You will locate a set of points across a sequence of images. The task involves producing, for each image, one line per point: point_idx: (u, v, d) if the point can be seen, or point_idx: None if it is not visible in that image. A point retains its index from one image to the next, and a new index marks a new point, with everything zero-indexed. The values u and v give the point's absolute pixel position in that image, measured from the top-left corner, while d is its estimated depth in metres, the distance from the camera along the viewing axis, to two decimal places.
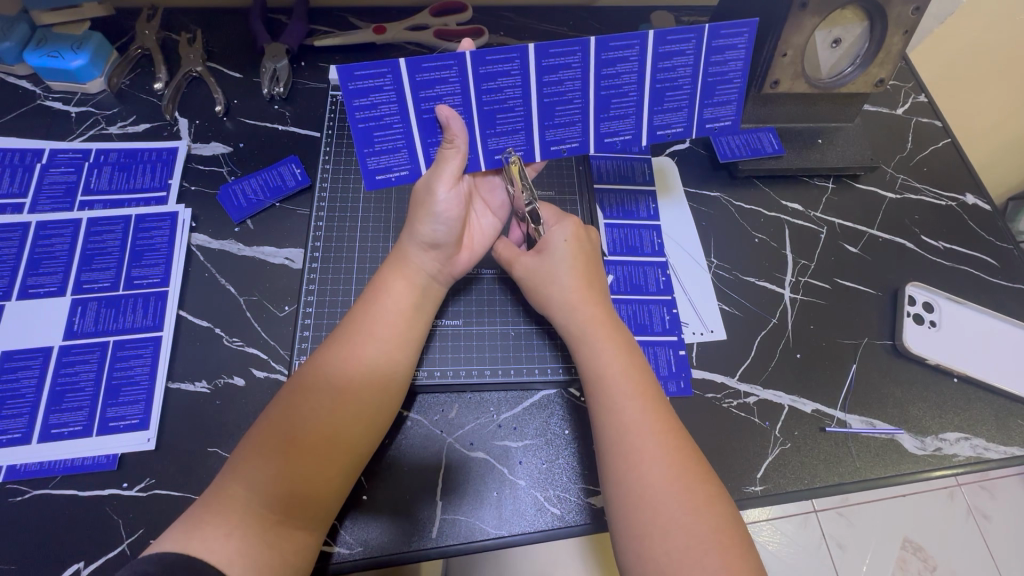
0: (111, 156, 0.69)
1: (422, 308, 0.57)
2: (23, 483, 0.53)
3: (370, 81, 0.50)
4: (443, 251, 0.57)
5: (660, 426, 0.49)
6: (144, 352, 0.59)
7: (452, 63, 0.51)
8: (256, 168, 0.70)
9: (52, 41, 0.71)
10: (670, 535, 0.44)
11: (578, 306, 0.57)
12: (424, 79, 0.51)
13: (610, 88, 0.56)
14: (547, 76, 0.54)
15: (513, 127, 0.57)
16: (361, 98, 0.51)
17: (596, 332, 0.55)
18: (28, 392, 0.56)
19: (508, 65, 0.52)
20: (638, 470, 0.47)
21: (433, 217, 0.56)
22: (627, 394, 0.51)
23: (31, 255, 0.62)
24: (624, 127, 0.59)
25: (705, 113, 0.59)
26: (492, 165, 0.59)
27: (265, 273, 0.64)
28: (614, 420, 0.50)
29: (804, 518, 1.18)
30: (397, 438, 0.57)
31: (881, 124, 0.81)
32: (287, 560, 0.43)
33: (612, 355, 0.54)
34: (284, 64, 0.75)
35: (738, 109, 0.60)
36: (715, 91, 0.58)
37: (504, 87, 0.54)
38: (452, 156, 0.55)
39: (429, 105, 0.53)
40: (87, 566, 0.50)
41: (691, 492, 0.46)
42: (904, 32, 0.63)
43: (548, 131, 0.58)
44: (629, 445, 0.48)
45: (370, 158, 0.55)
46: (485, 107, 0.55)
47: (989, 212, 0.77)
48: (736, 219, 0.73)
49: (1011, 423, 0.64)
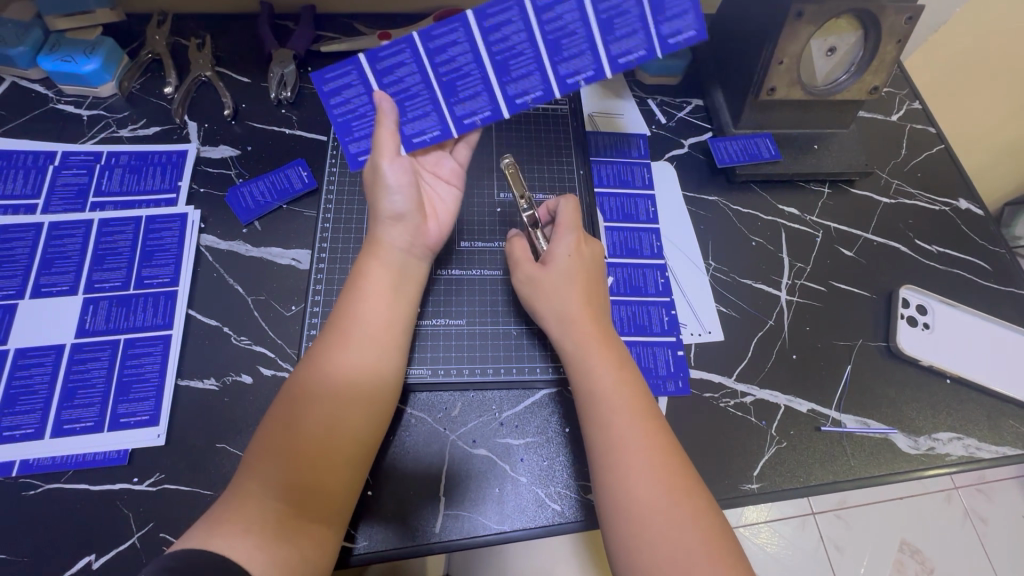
0: (122, 158, 0.70)
1: (404, 289, 0.58)
2: (36, 477, 0.54)
3: (340, 79, 0.59)
4: (409, 222, 0.59)
5: (651, 442, 0.50)
6: (154, 349, 0.60)
7: (404, 46, 0.57)
8: (264, 171, 0.72)
9: (65, 46, 0.72)
10: (658, 550, 0.45)
11: (578, 320, 0.58)
12: (384, 67, 0.58)
13: (555, 32, 0.56)
14: (491, 36, 0.57)
15: (476, 91, 0.60)
16: (336, 96, 0.60)
17: (590, 348, 0.56)
18: (41, 389, 0.57)
19: (453, 35, 0.56)
20: (628, 487, 0.48)
21: (388, 190, 0.57)
22: (617, 411, 0.52)
23: (44, 255, 0.64)
24: (583, 64, 0.58)
25: (662, 28, 0.56)
26: (411, 148, 0.62)
27: (272, 274, 0.66)
28: (606, 435, 0.51)
29: (802, 520, 1.19)
30: (401, 434, 0.59)
31: (876, 130, 0.83)
32: (305, 555, 0.44)
33: (604, 371, 0.55)
34: (291, 69, 0.77)
35: (699, 18, 0.55)
36: (665, 4, 0.55)
37: (457, 56, 0.58)
38: (385, 133, 0.58)
39: (395, 88, 0.59)
40: (98, 559, 0.51)
41: (681, 507, 0.47)
42: (897, 40, 0.65)
43: (507, 86, 0.60)
44: (621, 461, 0.49)
45: (353, 144, 0.62)
46: (444, 78, 0.59)
47: (982, 217, 0.78)
48: (734, 222, 0.75)
49: (1002, 423, 0.65)
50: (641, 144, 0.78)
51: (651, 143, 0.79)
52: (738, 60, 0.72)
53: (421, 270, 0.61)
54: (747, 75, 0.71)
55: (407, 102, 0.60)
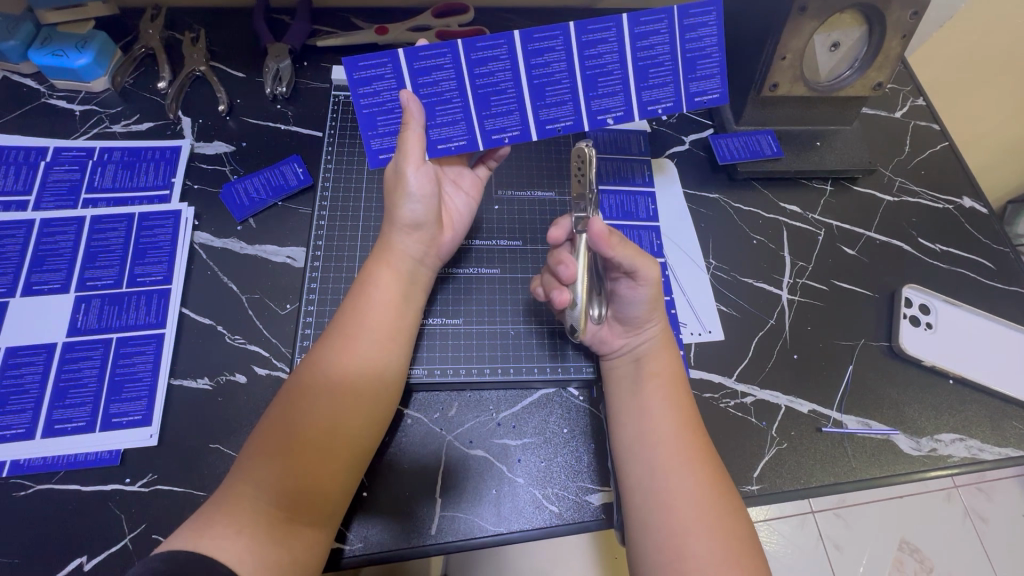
0: (115, 154, 0.69)
1: (410, 296, 0.57)
2: (27, 478, 0.54)
3: (372, 70, 0.54)
4: (426, 231, 0.59)
5: (696, 435, 0.51)
6: (147, 348, 0.59)
7: (447, 50, 0.54)
8: (259, 167, 0.71)
9: (57, 40, 0.71)
10: (700, 537, 0.46)
11: (650, 321, 0.57)
12: (422, 66, 0.55)
13: (594, 68, 0.57)
14: (534, 60, 0.56)
15: (508, 109, 0.58)
16: (364, 87, 0.55)
17: (651, 345, 0.57)
18: (31, 388, 0.57)
19: (497, 50, 0.55)
20: (672, 474, 0.49)
21: (408, 197, 0.57)
22: (667, 403, 0.53)
23: (35, 253, 0.63)
24: (614, 104, 0.60)
25: (691, 87, 0.60)
26: (437, 155, 0.59)
27: (266, 272, 0.65)
28: (655, 421, 0.52)
29: (802, 519, 1.18)
30: (396, 435, 0.58)
31: (879, 127, 0.82)
32: (296, 557, 0.44)
33: (660, 365, 0.56)
34: (287, 64, 0.76)
35: (722, 83, 0.60)
36: (696, 66, 0.59)
37: (496, 71, 0.56)
38: (412, 137, 0.56)
39: (428, 91, 0.56)
40: (89, 561, 0.51)
41: (715, 501, 0.47)
42: (902, 36, 0.64)
43: (541, 111, 0.59)
44: (668, 449, 0.50)
45: (375, 141, 0.57)
46: (479, 90, 0.57)
47: (986, 216, 0.77)
48: (734, 220, 0.74)
49: (1005, 425, 0.65)
50: (641, 141, 0.77)
51: (651, 139, 0.78)
52: (740, 56, 0.71)
53: (429, 278, 0.61)
54: (749, 71, 0.70)
55: (438, 107, 0.57)
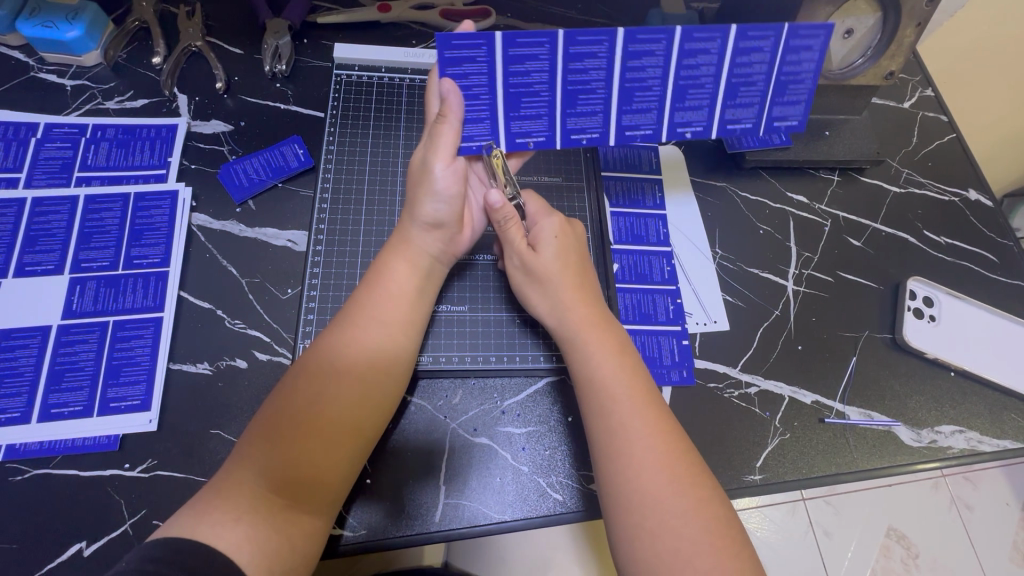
0: (109, 131, 0.67)
1: (425, 290, 0.57)
2: (23, 462, 0.53)
3: (464, 52, 0.52)
4: (446, 231, 0.57)
5: (654, 426, 0.49)
6: (145, 332, 0.58)
7: (546, 40, 0.52)
8: (258, 148, 0.69)
9: (44, 10, 0.68)
10: (661, 538, 0.44)
11: (572, 308, 0.56)
12: (516, 54, 0.53)
13: (688, 78, 0.57)
14: (632, 62, 0.55)
15: (593, 110, 0.58)
16: (455, 67, 0.52)
17: (589, 334, 0.55)
18: (27, 371, 0.55)
19: (595, 47, 0.54)
20: (628, 477, 0.47)
21: (434, 195, 0.55)
22: (615, 398, 0.51)
23: (28, 232, 0.61)
24: (697, 118, 0.61)
25: (774, 112, 0.62)
26: (514, 148, 0.59)
27: (266, 255, 0.64)
28: (612, 419, 0.50)
29: (792, 506, 1.19)
30: (401, 421, 0.58)
31: (889, 117, 0.81)
32: (294, 545, 0.43)
33: (602, 358, 0.53)
34: (286, 40, 0.74)
35: (804, 111, 0.62)
36: (786, 90, 0.60)
37: (591, 69, 0.55)
38: (446, 131, 0.54)
39: (518, 80, 0.54)
40: (89, 546, 0.50)
41: (682, 497, 0.46)
42: (918, 23, 0.62)
43: (625, 115, 0.59)
44: (621, 449, 0.48)
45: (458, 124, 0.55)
46: (570, 87, 0.56)
47: (991, 208, 0.77)
48: (740, 209, 0.73)
49: (1003, 416, 0.65)
50: None
51: None
52: None
53: (444, 274, 0.60)
54: None
55: (525, 99, 0.56)
